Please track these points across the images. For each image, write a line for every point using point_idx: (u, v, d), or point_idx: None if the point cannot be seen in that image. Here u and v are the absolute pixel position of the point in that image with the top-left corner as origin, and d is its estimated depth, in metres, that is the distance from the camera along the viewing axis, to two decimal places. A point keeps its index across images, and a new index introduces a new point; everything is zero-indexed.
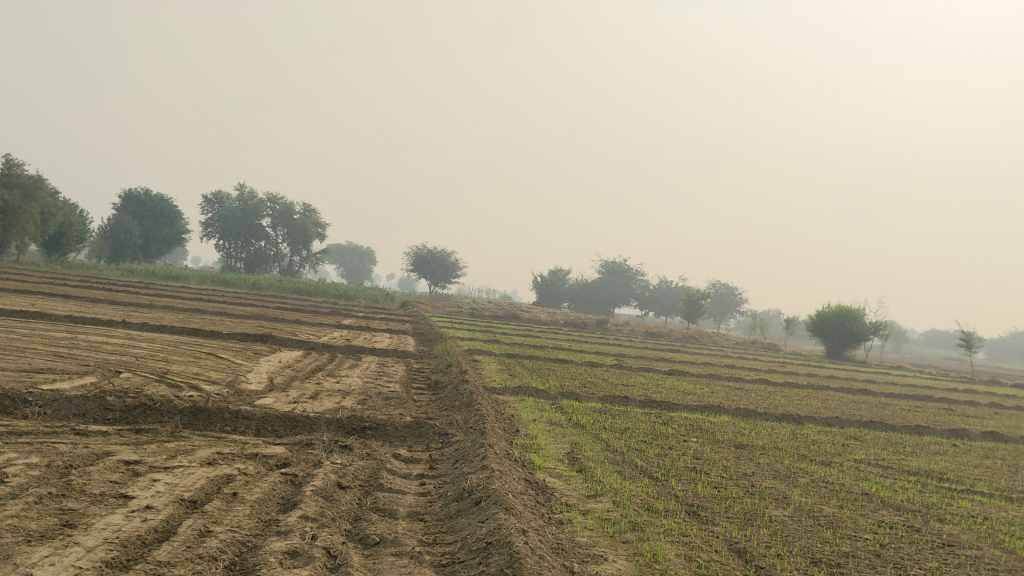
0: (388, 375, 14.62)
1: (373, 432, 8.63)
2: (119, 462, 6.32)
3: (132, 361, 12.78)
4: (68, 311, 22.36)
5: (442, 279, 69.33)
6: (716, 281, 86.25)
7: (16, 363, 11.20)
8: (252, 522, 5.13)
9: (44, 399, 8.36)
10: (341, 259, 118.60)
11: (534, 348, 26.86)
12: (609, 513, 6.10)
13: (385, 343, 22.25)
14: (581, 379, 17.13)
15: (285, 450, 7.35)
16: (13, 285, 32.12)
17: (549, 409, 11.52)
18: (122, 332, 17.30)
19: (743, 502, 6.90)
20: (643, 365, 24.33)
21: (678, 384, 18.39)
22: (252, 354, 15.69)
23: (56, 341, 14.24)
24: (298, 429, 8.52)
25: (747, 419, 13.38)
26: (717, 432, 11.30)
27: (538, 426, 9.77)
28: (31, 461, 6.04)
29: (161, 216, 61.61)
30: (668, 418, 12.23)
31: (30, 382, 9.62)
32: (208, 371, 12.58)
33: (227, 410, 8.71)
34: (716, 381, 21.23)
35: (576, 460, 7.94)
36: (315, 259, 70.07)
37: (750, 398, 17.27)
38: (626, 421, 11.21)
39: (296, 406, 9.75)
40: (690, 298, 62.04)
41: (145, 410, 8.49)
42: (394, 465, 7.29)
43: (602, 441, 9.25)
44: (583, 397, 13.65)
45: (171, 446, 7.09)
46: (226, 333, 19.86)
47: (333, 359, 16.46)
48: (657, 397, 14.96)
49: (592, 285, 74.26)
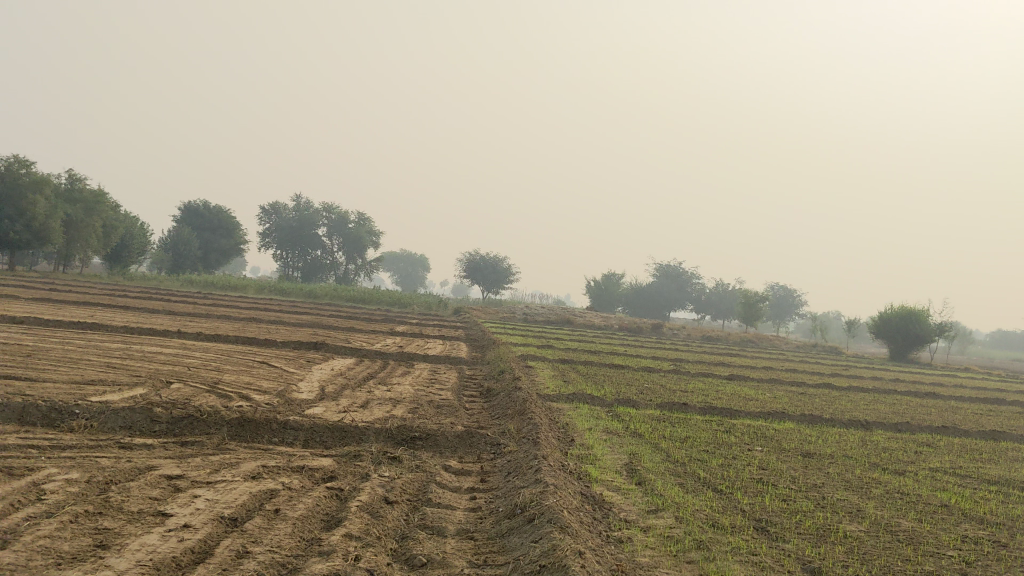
0: (441, 382, 14.36)
1: (424, 443, 8.35)
2: (161, 477, 6.12)
3: (183, 371, 12.70)
4: (126, 322, 22.54)
5: (495, 285, 69.18)
6: (773, 284, 84.78)
7: (68, 375, 11.15)
8: (294, 541, 4.87)
9: (91, 412, 8.23)
10: (395, 267, 119.19)
11: (589, 354, 26.45)
12: (671, 530, 5.74)
13: (438, 349, 22.03)
14: (637, 385, 16.70)
15: (332, 462, 7.10)
16: (74, 297, 32.62)
17: (606, 417, 11.14)
18: (177, 342, 17.30)
19: (815, 517, 6.48)
20: (701, 370, 23.80)
21: (738, 390, 17.87)
22: (304, 363, 15.56)
23: (110, 352, 14.24)
24: (347, 439, 8.27)
25: (813, 425, 12.85)
26: (782, 440, 10.82)
27: (595, 435, 9.41)
28: (71, 477, 5.88)
29: (219, 228, 62.41)
30: (730, 425, 11.76)
31: (80, 394, 9.53)
32: (260, 381, 12.43)
33: (275, 421, 8.48)
34: (776, 385, 20.63)
35: (635, 472, 7.58)
36: (370, 267, 70.34)
37: (813, 403, 16.70)
38: (687, 429, 10.78)
39: (345, 416, 9.52)
40: (747, 301, 61.04)
41: (192, 421, 8.31)
42: (445, 477, 7.00)
43: (662, 451, 8.85)
44: (640, 404, 13.25)
45: (216, 459, 6.89)
46: (280, 341, 19.83)
47: (386, 366, 16.28)
48: (717, 404, 14.48)
49: (646, 289, 73.45)
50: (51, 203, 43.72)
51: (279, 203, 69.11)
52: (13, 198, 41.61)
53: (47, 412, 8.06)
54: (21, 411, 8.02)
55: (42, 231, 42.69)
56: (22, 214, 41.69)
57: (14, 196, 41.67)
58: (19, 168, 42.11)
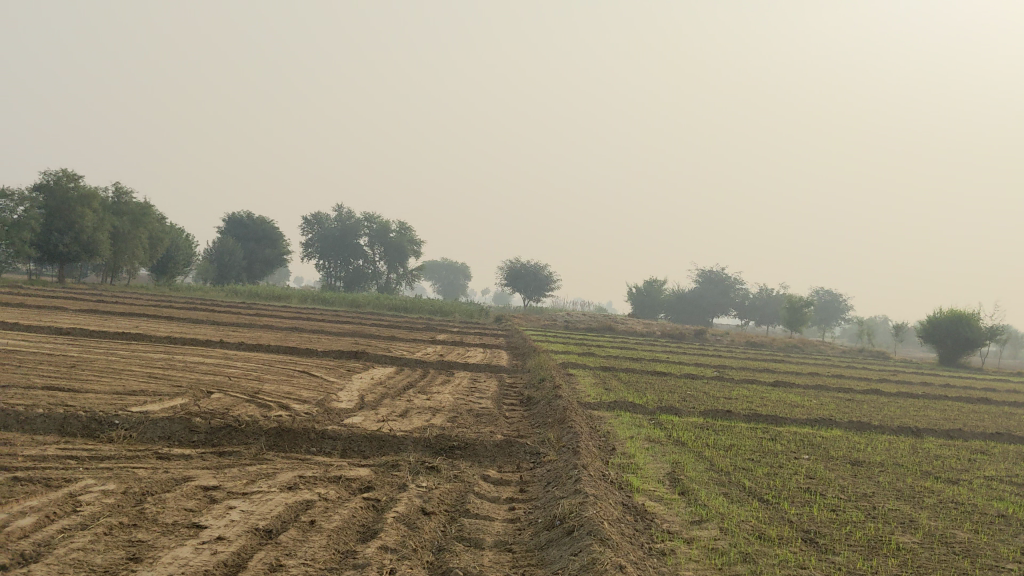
0: (481, 391, 14.24)
1: (462, 452, 8.24)
2: (197, 488, 6.08)
3: (224, 381, 12.73)
4: (171, 332, 22.78)
5: (536, 292, 69.03)
6: (818, 289, 83.63)
7: (110, 385, 11.23)
8: (328, 553, 4.77)
9: (131, 422, 8.24)
10: (437, 275, 119.50)
11: (631, 361, 26.23)
12: (716, 541, 5.56)
13: (479, 358, 21.92)
14: (681, 392, 16.44)
15: (369, 473, 7.01)
16: (121, 309, 33.10)
17: (649, 425, 10.93)
18: (219, 352, 17.40)
19: (866, 528, 6.26)
20: (746, 377, 23.42)
21: (784, 396, 17.56)
22: (345, 372, 15.55)
23: (153, 363, 14.35)
24: (385, 449, 8.18)
25: (861, 432, 12.54)
26: (830, 448, 10.53)
27: (637, 444, 9.23)
28: (108, 488, 5.87)
29: (263, 239, 63.08)
30: (775, 433, 11.49)
31: (121, 404, 9.57)
32: (300, 390, 12.41)
33: (313, 430, 8.42)
34: (823, 391, 20.24)
35: (678, 482, 7.39)
36: (411, 276, 70.45)
37: (861, 409, 16.35)
38: (732, 437, 10.55)
39: (384, 425, 9.44)
40: (792, 306, 60.22)
41: (230, 431, 8.28)
42: (484, 488, 6.87)
43: (707, 460, 8.65)
44: (683, 412, 13.03)
45: (253, 469, 6.84)
46: (321, 351, 19.87)
47: (426, 375, 16.22)
48: (763, 411, 14.17)
49: (688, 295, 72.83)
50: (99, 216, 44.46)
51: (321, 214, 69.68)
52: (63, 211, 42.37)
53: (87, 423, 8.10)
54: (62, 422, 8.05)
55: (91, 244, 43.42)
56: (71, 227, 42.45)
57: (63, 210, 42.43)
58: (68, 182, 42.85)
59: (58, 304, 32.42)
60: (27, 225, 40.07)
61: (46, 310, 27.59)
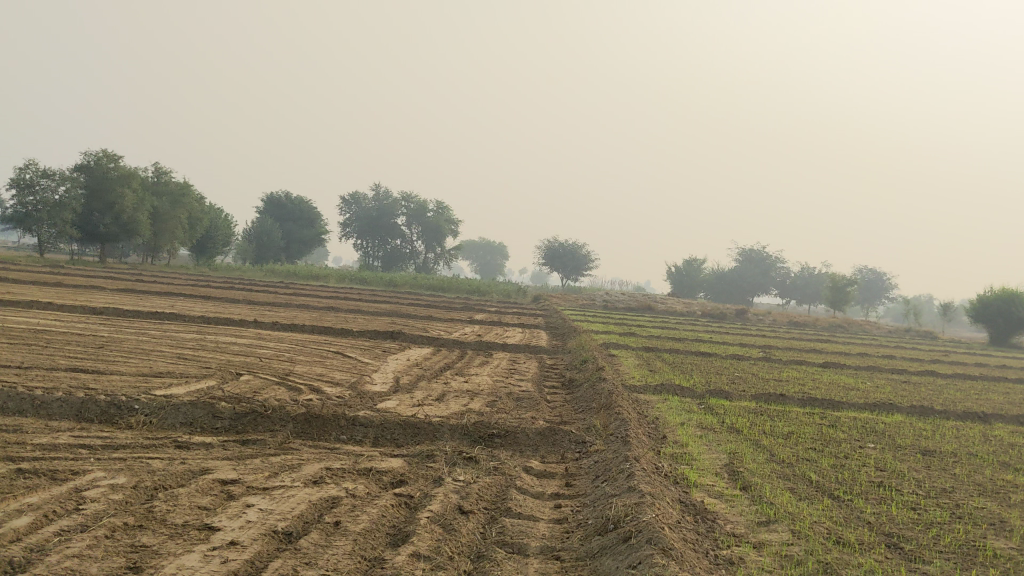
0: (521, 373, 13.67)
1: (502, 440, 7.68)
2: (216, 482, 5.58)
3: (256, 362, 12.28)
4: (204, 312, 22.47)
5: (574, 272, 68.28)
6: (863, 267, 81.98)
7: (136, 366, 10.80)
8: (351, 563, 4.21)
9: (151, 407, 7.77)
10: (474, 255, 119.09)
11: (673, 341, 25.58)
12: (789, 547, 4.93)
13: (517, 338, 21.36)
14: (728, 374, 15.75)
15: (402, 464, 6.46)
16: (157, 287, 32.99)
17: (699, 410, 10.30)
18: (252, 332, 16.99)
19: (952, 531, 5.61)
20: (793, 358, 22.63)
21: (837, 379, 16.78)
22: (380, 353, 15.04)
23: (183, 343, 13.95)
24: (420, 437, 7.63)
25: (925, 417, 11.81)
26: (896, 436, 9.81)
27: (688, 431, 8.61)
28: (117, 483, 5.39)
29: (302, 218, 62.93)
30: (835, 419, 10.79)
31: (145, 387, 9.12)
32: (332, 372, 11.92)
33: (343, 416, 7.89)
34: (875, 373, 19.43)
35: (738, 475, 6.77)
36: (449, 256, 69.89)
37: (919, 392, 15.55)
38: (789, 423, 9.90)
39: (420, 410, 8.89)
40: (835, 285, 58.91)
41: (256, 417, 7.77)
42: (527, 481, 6.30)
43: (766, 450, 8.00)
44: (734, 395, 12.35)
45: (277, 461, 6.31)
46: (355, 331, 19.40)
47: (463, 356, 15.70)
48: (819, 395, 13.44)
49: (729, 275, 71.66)
50: (138, 196, 44.40)
51: (358, 193, 69.48)
52: (103, 191, 42.33)
53: (106, 407, 7.65)
54: (80, 407, 7.61)
55: (131, 224, 43.40)
56: (111, 207, 42.44)
57: (104, 190, 42.41)
58: (108, 162, 42.76)
59: (96, 283, 32.35)
60: (68, 205, 40.11)
61: (83, 290, 27.40)
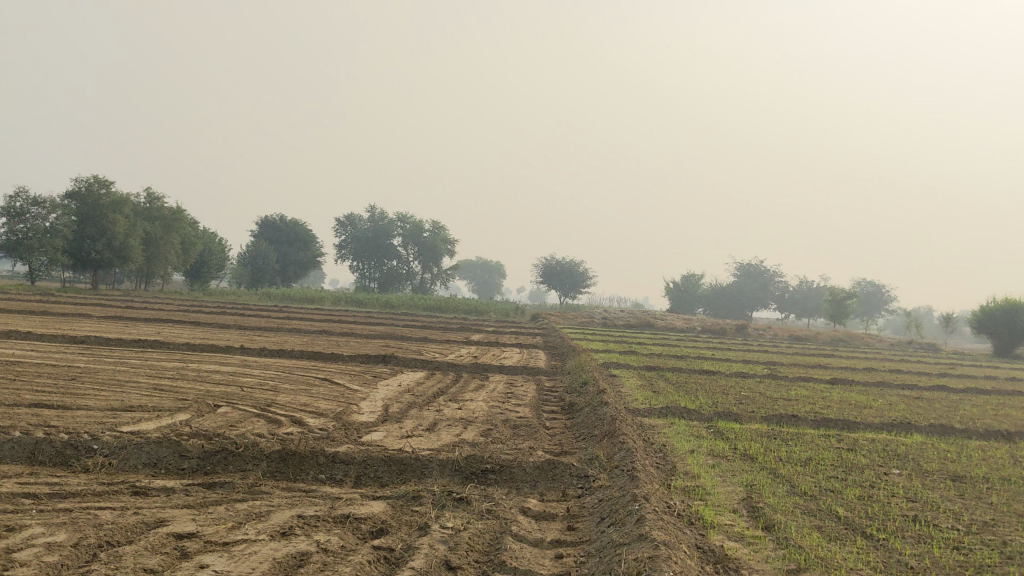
0: (518, 397, 12.98)
1: (497, 477, 7.02)
2: (171, 536, 4.90)
3: (237, 392, 11.59)
4: (191, 338, 21.76)
5: (573, 289, 67.62)
6: (861, 280, 81.46)
7: (105, 400, 10.10)
8: None
9: (111, 447, 7.09)
10: (472, 275, 118.54)
11: (676, 359, 24.90)
12: None
13: (514, 359, 20.65)
14: (735, 394, 15.08)
15: (384, 509, 5.79)
16: (146, 314, 32.28)
17: (709, 435, 9.61)
18: (237, 359, 16.28)
19: None
20: (799, 374, 21.94)
21: (849, 396, 16.10)
22: (370, 378, 14.35)
23: (162, 373, 13.25)
24: (407, 475, 6.96)
25: (946, 438, 11.15)
26: (919, 459, 9.11)
27: (699, 461, 7.94)
28: (55, 540, 4.71)
29: (297, 241, 62.24)
30: (853, 442, 10.09)
31: (111, 424, 8.44)
32: (318, 401, 11.22)
33: (322, 453, 7.21)
34: (886, 389, 18.73)
35: (759, 513, 6.10)
36: (446, 276, 69.32)
37: (934, 409, 14.87)
38: (805, 448, 9.20)
39: (407, 444, 8.19)
40: (834, 298, 58.33)
41: (226, 456, 7.09)
42: (524, 525, 5.61)
43: (785, 481, 7.33)
44: (743, 418, 11.68)
45: (243, 508, 5.63)
46: (346, 355, 18.72)
47: (457, 380, 15.01)
48: (832, 415, 12.75)
49: (727, 290, 71.15)
50: (130, 221, 43.77)
51: (354, 215, 68.99)
52: (94, 217, 41.69)
53: (61, 448, 6.97)
54: (32, 448, 6.91)
55: (123, 250, 42.77)
56: (103, 233, 41.80)
57: (96, 216, 41.76)
58: (100, 188, 42.12)
59: (86, 311, 31.66)
60: (59, 232, 39.49)
61: (70, 318, 26.70)
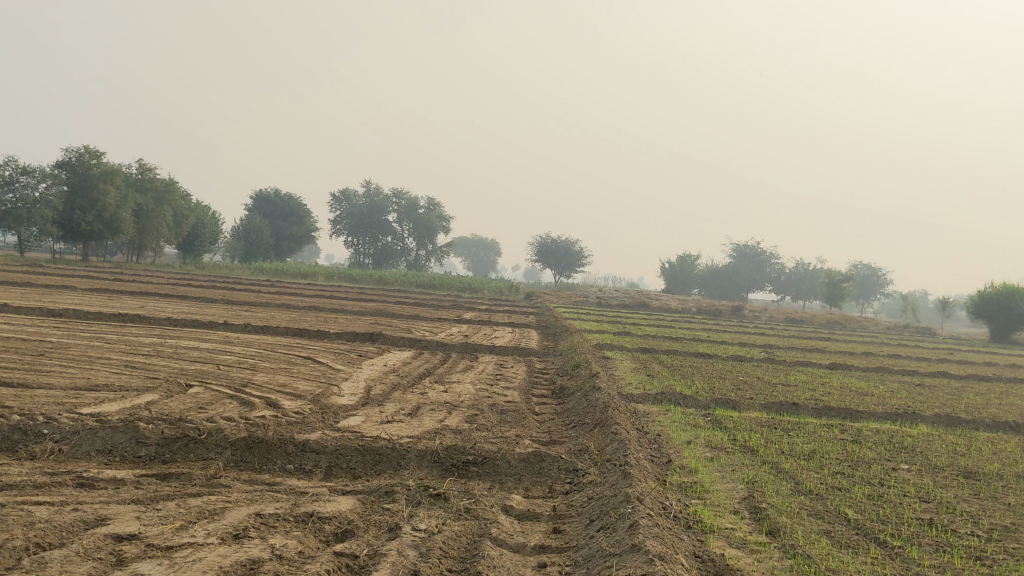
0: (507, 380, 12.47)
1: (479, 469, 6.52)
2: (108, 538, 4.39)
3: (213, 370, 11.08)
4: (175, 313, 21.20)
5: (568, 268, 67.07)
6: (857, 263, 81.04)
7: (69, 378, 9.54)
8: None
9: (64, 432, 6.55)
10: (467, 253, 117.86)
11: (672, 340, 24.39)
12: None
13: (505, 339, 20.16)
14: (732, 379, 14.58)
15: (353, 506, 5.28)
16: (132, 286, 31.66)
17: (706, 424, 9.12)
18: (219, 336, 15.73)
19: None
20: (798, 358, 21.42)
21: (850, 383, 15.62)
22: (355, 358, 13.83)
23: (137, 349, 12.70)
24: (382, 467, 6.45)
25: (954, 429, 10.67)
26: (929, 453, 8.65)
27: (697, 454, 7.46)
28: None
29: (291, 216, 61.52)
30: (857, 433, 9.61)
31: (70, 404, 7.91)
32: (297, 382, 10.71)
33: (291, 441, 6.70)
34: (887, 375, 18.26)
35: (762, 515, 5.60)
36: (440, 253, 68.77)
37: (938, 398, 14.39)
38: (807, 440, 8.72)
39: (385, 430, 7.68)
40: (831, 281, 57.77)
41: (187, 443, 6.57)
42: (504, 526, 5.11)
43: (789, 477, 6.83)
44: (741, 405, 11.20)
45: (197, 504, 5.10)
46: (332, 332, 18.18)
47: (445, 360, 14.50)
48: (832, 402, 12.26)
49: (723, 271, 70.75)
50: (121, 192, 43.01)
51: (349, 191, 68.31)
52: (85, 188, 40.92)
53: (7, 433, 6.43)
54: None
55: (114, 222, 42.07)
56: (94, 204, 41.04)
57: (87, 187, 41.01)
58: (90, 158, 41.35)
59: (72, 282, 31.04)
60: (49, 202, 38.82)
61: (53, 289, 26.07)
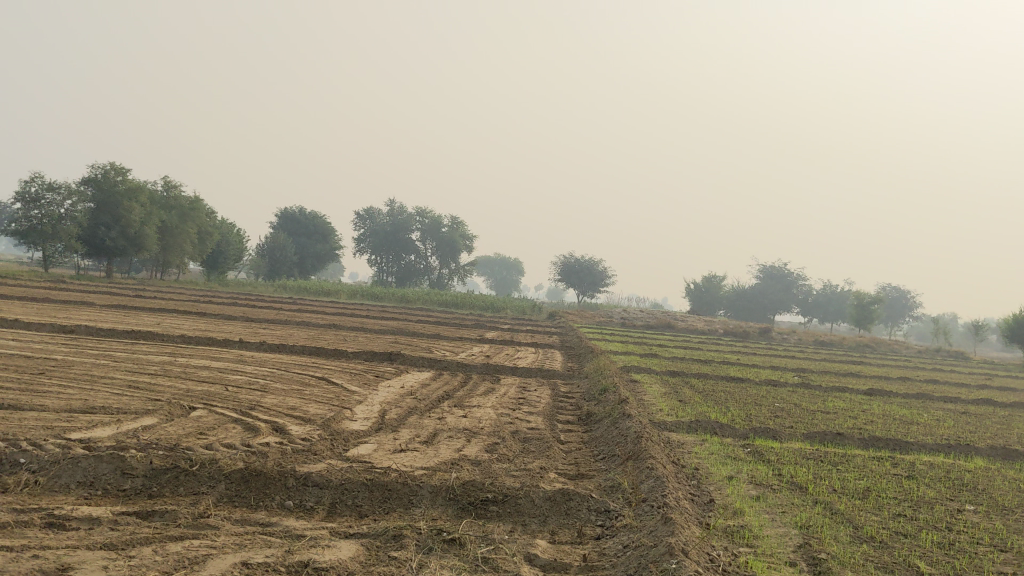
0: (530, 404, 11.77)
1: (498, 507, 5.86)
2: None
3: (219, 391, 10.44)
4: (191, 330, 20.70)
5: (592, 288, 66.31)
6: (885, 286, 79.63)
7: (63, 399, 8.95)
8: None
9: (43, 461, 5.93)
10: (490, 270, 117.45)
11: (699, 363, 23.60)
12: None
13: (528, 359, 19.44)
14: (767, 405, 13.80)
15: (353, 554, 4.62)
16: (151, 302, 31.28)
17: (747, 458, 8.38)
18: (231, 354, 15.14)
19: None
20: (832, 382, 20.59)
21: (892, 410, 14.77)
22: (372, 379, 13.18)
23: (143, 368, 12.12)
24: (391, 504, 5.80)
25: (1011, 463, 9.87)
26: (992, 491, 7.86)
27: (741, 491, 6.75)
28: None
29: (314, 233, 61.31)
30: (909, 467, 8.84)
31: (60, 429, 7.30)
32: (307, 405, 10.07)
33: (292, 474, 6.06)
34: (928, 401, 17.39)
35: (824, 568, 4.89)
36: (463, 272, 68.26)
37: (985, 427, 13.55)
38: (860, 476, 7.96)
39: (396, 460, 7.03)
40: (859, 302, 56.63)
41: (177, 476, 5.94)
42: None
43: (847, 521, 6.10)
44: (781, 434, 10.44)
45: (177, 551, 4.46)
46: (349, 352, 17.54)
47: (465, 382, 13.81)
48: (877, 432, 11.45)
49: (749, 292, 69.69)
50: (147, 209, 42.70)
51: (373, 209, 68.04)
52: (110, 204, 40.64)
53: None
54: None
55: (138, 239, 41.72)
56: (118, 221, 40.76)
57: (112, 204, 40.77)
58: (116, 175, 41.11)
59: (91, 298, 30.70)
60: (74, 219, 38.57)
61: (71, 305, 25.71)
